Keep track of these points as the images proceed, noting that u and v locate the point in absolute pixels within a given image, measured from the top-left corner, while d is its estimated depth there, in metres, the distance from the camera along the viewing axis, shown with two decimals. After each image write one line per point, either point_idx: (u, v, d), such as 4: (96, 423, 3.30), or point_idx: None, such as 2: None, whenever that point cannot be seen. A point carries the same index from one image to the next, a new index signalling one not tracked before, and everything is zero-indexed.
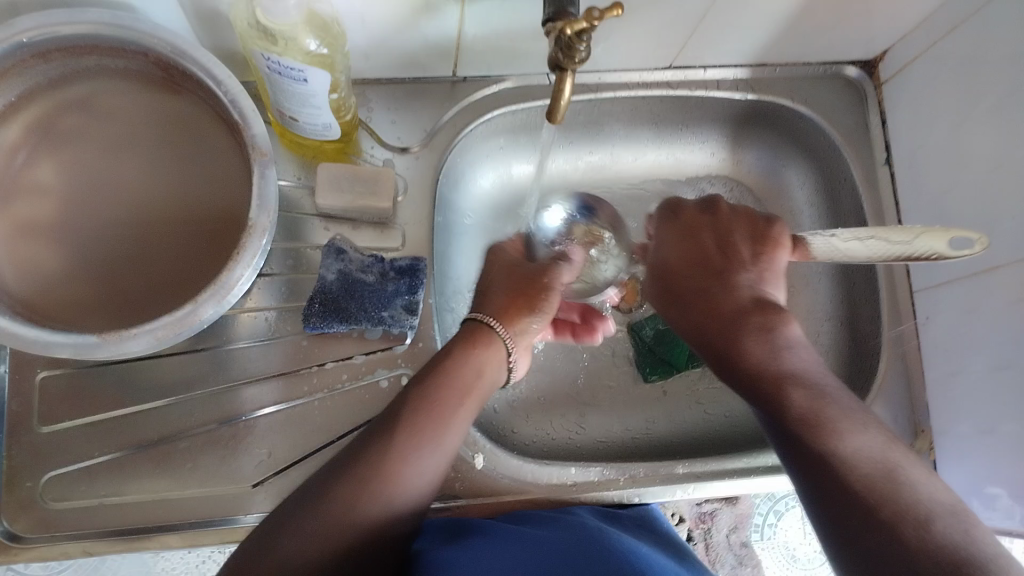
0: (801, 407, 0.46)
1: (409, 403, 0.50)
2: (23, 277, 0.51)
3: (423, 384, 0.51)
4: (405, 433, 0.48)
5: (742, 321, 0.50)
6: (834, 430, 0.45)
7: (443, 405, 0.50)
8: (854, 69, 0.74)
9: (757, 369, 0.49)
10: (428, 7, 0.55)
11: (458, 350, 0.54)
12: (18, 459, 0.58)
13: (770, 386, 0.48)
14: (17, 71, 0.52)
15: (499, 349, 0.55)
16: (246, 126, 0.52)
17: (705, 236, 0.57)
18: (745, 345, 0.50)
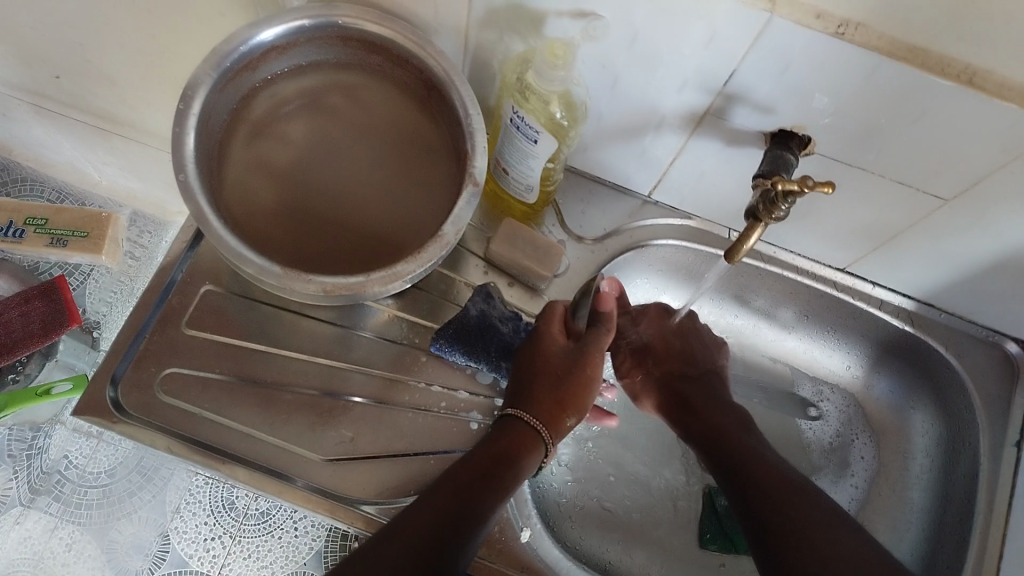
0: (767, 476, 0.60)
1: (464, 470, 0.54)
2: (241, 198, 0.59)
3: (484, 452, 0.55)
4: (466, 493, 0.52)
5: (721, 420, 0.69)
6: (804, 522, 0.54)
7: (501, 473, 0.54)
8: (1015, 345, 0.73)
9: (730, 443, 0.65)
10: (659, 129, 0.61)
11: (502, 437, 0.58)
12: (156, 345, 0.65)
13: (737, 455, 0.64)
14: (318, 43, 0.61)
15: (541, 447, 0.59)
16: (472, 158, 0.59)
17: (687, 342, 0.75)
18: (730, 434, 0.67)
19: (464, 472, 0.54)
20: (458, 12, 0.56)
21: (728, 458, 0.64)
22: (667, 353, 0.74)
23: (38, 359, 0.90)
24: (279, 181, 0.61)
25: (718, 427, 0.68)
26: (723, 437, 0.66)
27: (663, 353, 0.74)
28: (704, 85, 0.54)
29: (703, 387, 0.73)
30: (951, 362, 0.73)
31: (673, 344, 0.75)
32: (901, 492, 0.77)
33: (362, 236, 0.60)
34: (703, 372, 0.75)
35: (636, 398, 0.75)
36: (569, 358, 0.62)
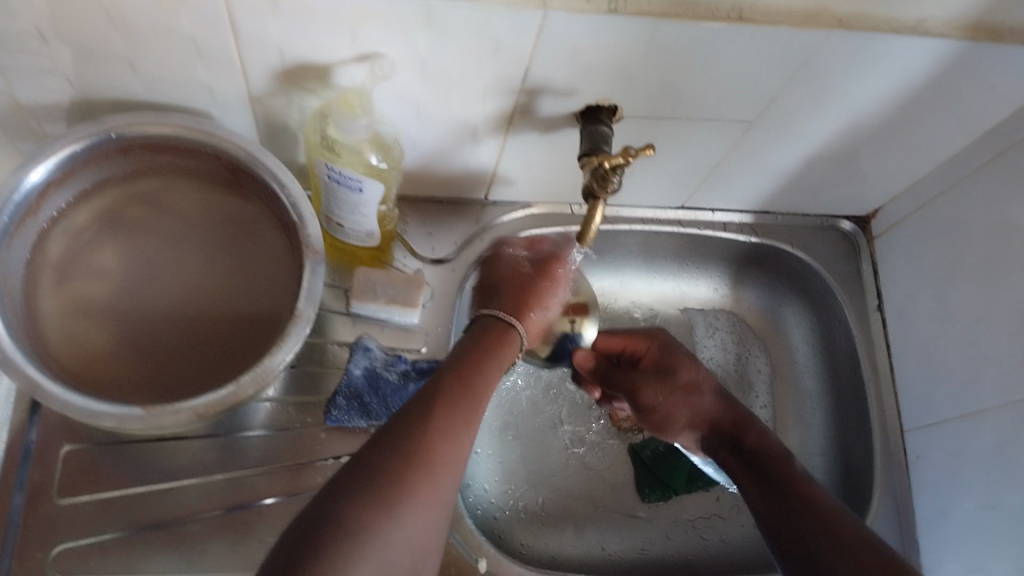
0: (800, 476, 0.57)
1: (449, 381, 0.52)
2: (71, 350, 0.54)
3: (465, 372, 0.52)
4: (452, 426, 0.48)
5: (752, 418, 0.63)
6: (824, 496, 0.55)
7: (478, 392, 0.52)
8: (849, 223, 0.80)
9: (761, 447, 0.60)
10: (475, 138, 0.61)
11: (475, 389, 0.53)
12: (33, 530, 0.59)
13: (771, 454, 0.59)
14: (97, 161, 0.57)
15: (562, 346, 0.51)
16: (303, 227, 0.57)
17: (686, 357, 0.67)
18: (766, 435, 0.61)
19: (451, 391, 0.51)
20: (238, 89, 0.54)
21: (761, 459, 0.59)
22: (672, 363, 0.66)
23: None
24: (105, 317, 0.56)
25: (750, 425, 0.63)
26: (760, 438, 0.61)
27: (666, 362, 0.67)
28: (505, 87, 0.54)
29: (725, 399, 0.65)
30: (799, 256, 0.79)
31: (681, 354, 0.67)
32: (798, 385, 0.82)
33: (217, 342, 0.57)
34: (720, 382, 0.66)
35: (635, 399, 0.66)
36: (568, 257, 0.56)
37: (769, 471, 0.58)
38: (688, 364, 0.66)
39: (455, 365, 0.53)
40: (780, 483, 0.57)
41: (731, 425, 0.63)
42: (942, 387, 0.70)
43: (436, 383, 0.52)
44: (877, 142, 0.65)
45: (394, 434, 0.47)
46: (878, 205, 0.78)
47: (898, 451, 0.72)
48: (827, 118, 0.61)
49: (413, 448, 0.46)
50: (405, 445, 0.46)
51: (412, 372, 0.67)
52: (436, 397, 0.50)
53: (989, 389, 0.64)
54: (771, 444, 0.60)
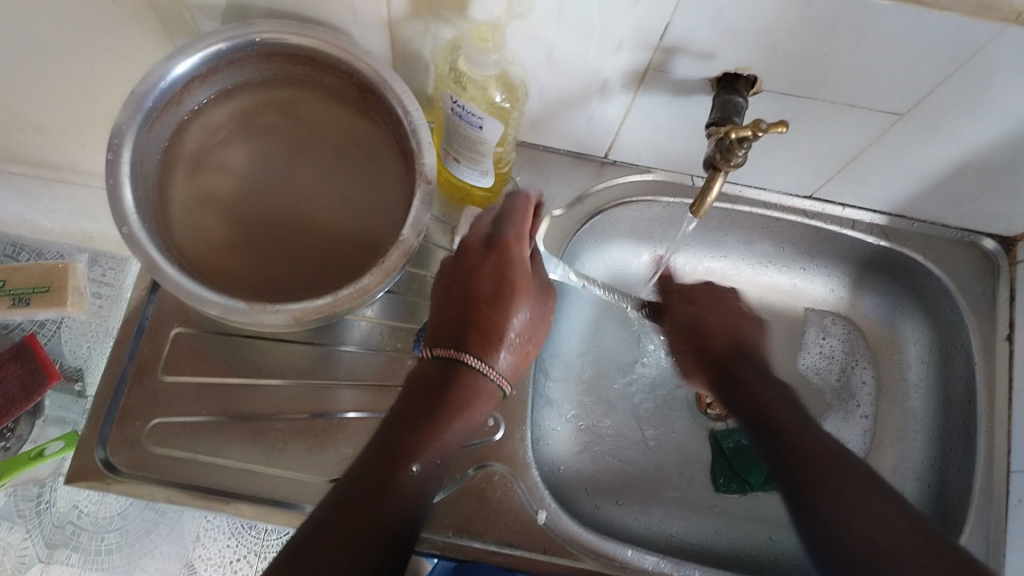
0: (802, 447, 0.53)
1: (400, 445, 0.50)
2: (191, 237, 0.58)
3: (423, 429, 0.50)
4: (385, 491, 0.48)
5: (755, 375, 0.61)
6: (820, 451, 0.53)
7: (426, 454, 0.50)
8: (992, 243, 0.74)
9: (768, 412, 0.57)
10: (604, 91, 0.60)
11: (446, 401, 0.51)
12: (135, 399, 0.64)
13: (763, 405, 0.58)
14: (240, 63, 0.59)
15: (494, 394, 0.54)
16: (419, 154, 0.57)
17: (703, 292, 0.69)
18: (756, 388, 0.59)
19: (396, 470, 0.49)
20: (380, 9, 0.55)
21: (765, 425, 0.57)
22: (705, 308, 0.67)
23: (27, 419, 0.83)
24: (227, 212, 0.59)
25: (758, 392, 0.59)
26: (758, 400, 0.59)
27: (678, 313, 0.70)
28: (641, 40, 0.52)
29: (733, 349, 0.64)
30: (931, 269, 0.74)
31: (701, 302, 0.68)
32: (905, 405, 0.77)
33: (321, 254, 0.59)
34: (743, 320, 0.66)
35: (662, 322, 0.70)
36: (518, 285, 0.54)
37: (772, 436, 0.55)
38: (714, 311, 0.67)
39: (412, 424, 0.51)
40: (790, 455, 0.53)
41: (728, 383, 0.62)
42: None
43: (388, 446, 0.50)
44: None
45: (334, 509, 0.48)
46: None
47: (998, 491, 0.68)
48: (984, 121, 0.56)
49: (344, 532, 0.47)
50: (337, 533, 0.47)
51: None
52: (382, 467, 0.49)
53: None
54: (765, 403, 0.58)
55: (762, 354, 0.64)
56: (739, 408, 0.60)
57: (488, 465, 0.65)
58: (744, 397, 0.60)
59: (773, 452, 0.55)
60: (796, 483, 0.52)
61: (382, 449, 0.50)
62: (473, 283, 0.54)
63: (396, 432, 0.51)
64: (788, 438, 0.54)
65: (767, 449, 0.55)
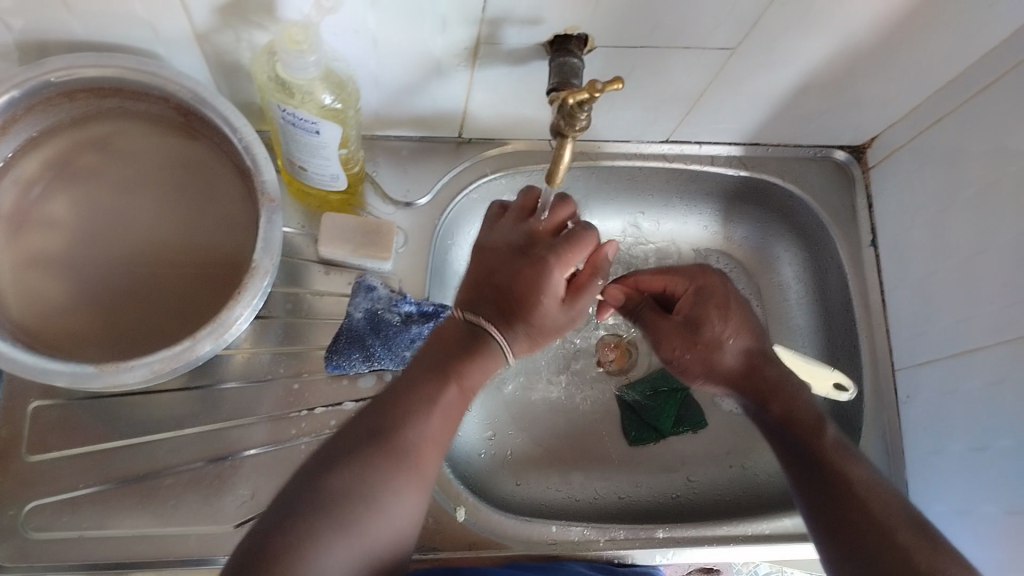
0: (878, 509, 0.53)
1: (446, 358, 0.50)
2: (25, 305, 0.53)
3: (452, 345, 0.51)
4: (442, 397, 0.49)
5: (781, 375, 0.63)
6: (854, 466, 0.56)
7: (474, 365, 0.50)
8: (843, 154, 0.77)
9: (832, 449, 0.57)
10: (441, 72, 0.58)
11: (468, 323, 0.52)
12: (4, 487, 0.58)
13: (798, 422, 0.60)
14: (40, 106, 0.53)
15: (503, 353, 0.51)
16: (258, 172, 0.54)
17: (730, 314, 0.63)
18: (790, 396, 0.61)
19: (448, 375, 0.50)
20: (181, 25, 0.50)
21: (819, 474, 0.56)
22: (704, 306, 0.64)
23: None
24: (60, 270, 0.54)
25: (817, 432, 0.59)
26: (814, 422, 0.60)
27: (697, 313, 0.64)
28: (464, 16, 0.51)
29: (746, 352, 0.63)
30: (791, 189, 0.76)
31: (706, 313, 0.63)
32: (790, 321, 0.79)
33: (173, 295, 0.55)
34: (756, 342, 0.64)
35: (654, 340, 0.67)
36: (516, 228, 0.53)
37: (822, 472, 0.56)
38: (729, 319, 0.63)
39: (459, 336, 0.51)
40: (851, 498, 0.54)
41: (802, 434, 0.59)
42: (932, 324, 0.68)
43: (436, 364, 0.50)
44: (868, 65, 0.62)
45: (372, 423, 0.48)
46: (874, 133, 0.74)
47: (888, 390, 0.71)
48: (814, 42, 0.57)
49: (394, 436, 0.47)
50: (383, 443, 0.47)
51: (415, 314, 0.66)
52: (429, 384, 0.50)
53: (981, 327, 0.62)
54: (845, 467, 0.56)
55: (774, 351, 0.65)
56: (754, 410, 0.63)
57: None
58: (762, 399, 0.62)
59: (829, 491, 0.55)
60: (849, 519, 0.54)
61: (429, 364, 0.50)
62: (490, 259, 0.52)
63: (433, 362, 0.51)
64: (831, 464, 0.56)
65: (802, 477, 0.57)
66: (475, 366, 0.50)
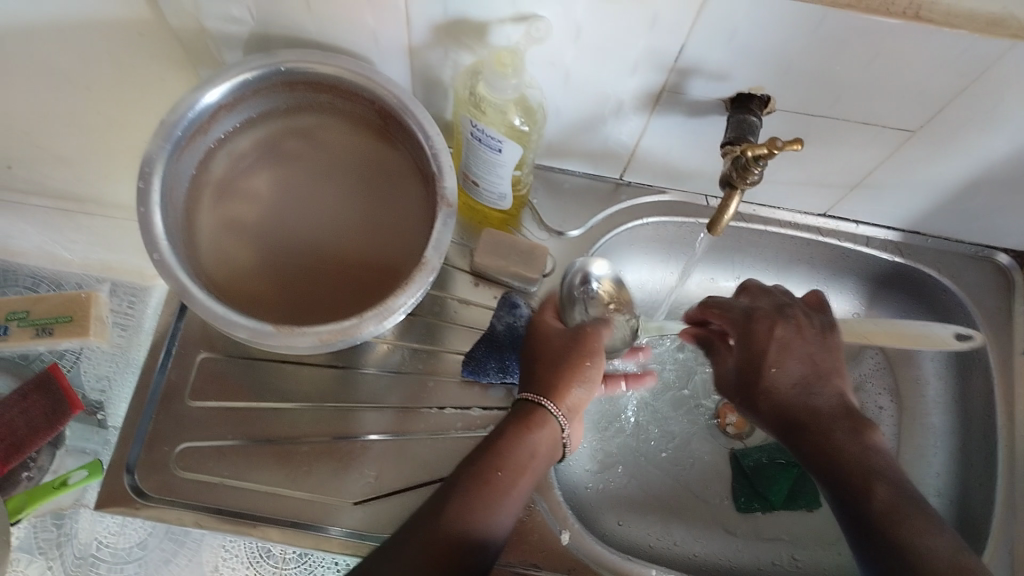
0: None
1: (479, 482, 0.52)
2: (218, 264, 0.59)
3: (492, 458, 0.53)
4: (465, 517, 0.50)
5: (834, 424, 0.59)
6: (912, 527, 0.51)
7: (499, 490, 0.52)
8: (1006, 257, 0.75)
9: (879, 515, 0.52)
10: (620, 114, 0.61)
11: (514, 432, 0.55)
12: (163, 424, 0.64)
13: (850, 475, 0.55)
14: (265, 93, 0.60)
15: (552, 427, 0.57)
16: (441, 178, 0.59)
17: (789, 341, 0.62)
18: (843, 449, 0.57)
19: (477, 486, 0.52)
20: (401, 38, 0.56)
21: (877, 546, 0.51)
22: (761, 346, 0.62)
23: (47, 449, 0.71)
24: (253, 238, 0.60)
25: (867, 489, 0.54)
26: (863, 476, 0.55)
27: (755, 342, 0.63)
28: (656, 64, 0.54)
29: (807, 396, 0.60)
30: (945, 284, 0.74)
31: (767, 330, 0.62)
32: (924, 420, 0.77)
33: (342, 277, 0.59)
34: (812, 371, 0.61)
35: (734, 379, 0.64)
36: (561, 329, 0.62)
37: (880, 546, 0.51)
38: (781, 348, 0.62)
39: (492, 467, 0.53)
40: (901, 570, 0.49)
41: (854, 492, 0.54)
42: None
43: (469, 490, 0.51)
44: None
45: (401, 538, 0.49)
46: None
47: (1022, 505, 0.68)
48: (995, 135, 0.57)
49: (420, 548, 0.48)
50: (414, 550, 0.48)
51: None
52: (459, 501, 0.50)
53: None
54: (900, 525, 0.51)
55: (840, 396, 0.61)
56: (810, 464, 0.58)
57: None
58: (815, 454, 0.58)
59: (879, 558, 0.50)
60: None
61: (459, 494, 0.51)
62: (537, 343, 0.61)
63: (476, 460, 0.53)
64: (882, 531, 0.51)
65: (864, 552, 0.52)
66: (520, 459, 0.54)
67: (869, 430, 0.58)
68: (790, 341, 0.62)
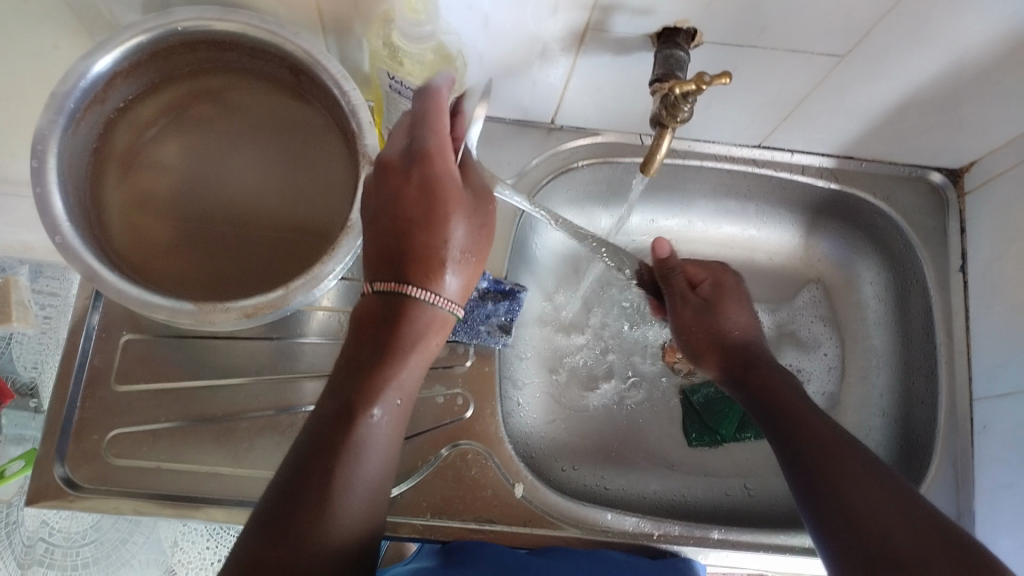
0: (857, 484, 0.49)
1: (356, 410, 0.46)
2: (133, 242, 0.55)
3: (367, 376, 0.47)
4: (347, 456, 0.46)
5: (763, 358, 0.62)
6: (820, 429, 0.54)
7: (378, 411, 0.47)
8: (939, 175, 0.75)
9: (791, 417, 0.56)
10: (545, 54, 0.58)
11: (397, 332, 0.47)
12: (91, 412, 0.62)
13: (773, 395, 0.58)
14: (164, 55, 0.56)
15: (442, 319, 0.48)
16: (361, 135, 0.56)
17: (733, 301, 0.65)
18: (777, 381, 0.60)
19: (356, 420, 0.46)
20: None
21: (845, 524, 0.48)
22: (722, 294, 0.65)
23: None
24: (167, 212, 0.57)
25: (833, 464, 0.51)
26: (815, 438, 0.53)
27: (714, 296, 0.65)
28: (578, 0, 0.51)
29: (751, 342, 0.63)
30: (881, 208, 0.75)
31: (724, 285, 0.66)
32: (864, 342, 0.79)
33: (265, 245, 0.57)
34: (753, 326, 0.65)
35: (683, 318, 0.65)
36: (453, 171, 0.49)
37: (845, 518, 0.48)
38: (734, 303, 0.65)
39: (353, 425, 0.46)
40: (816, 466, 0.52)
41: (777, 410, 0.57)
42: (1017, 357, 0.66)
43: (339, 436, 0.46)
44: (977, 85, 0.60)
45: (284, 491, 0.45)
46: (973, 158, 0.72)
47: (962, 419, 0.69)
48: (923, 54, 0.56)
49: (303, 502, 0.45)
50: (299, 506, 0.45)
51: (491, 290, 0.67)
52: (337, 438, 0.46)
53: None
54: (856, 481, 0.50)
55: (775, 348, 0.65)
56: (751, 397, 0.60)
57: (460, 443, 0.64)
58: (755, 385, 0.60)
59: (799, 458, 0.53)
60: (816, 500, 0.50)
61: (319, 468, 0.45)
62: (405, 189, 0.47)
63: (353, 383, 0.47)
64: (844, 509, 0.48)
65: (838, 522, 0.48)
66: (406, 372, 0.48)
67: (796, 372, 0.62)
68: (735, 300, 0.65)
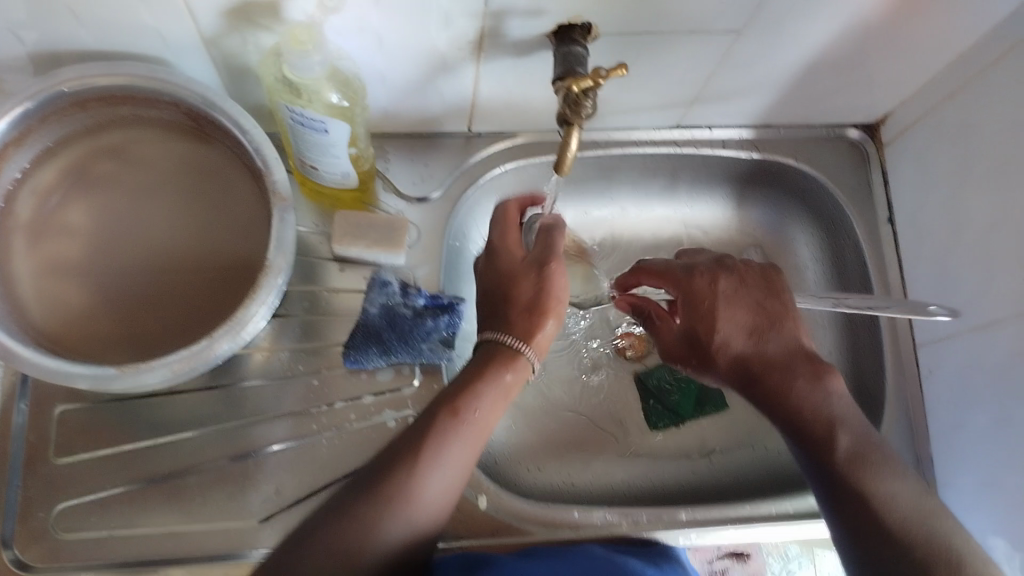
0: (887, 515, 0.52)
1: (453, 413, 0.52)
2: (48, 313, 0.53)
3: (467, 395, 0.53)
4: (447, 447, 0.51)
5: (791, 372, 0.59)
6: (875, 470, 0.54)
7: (473, 424, 0.53)
8: (856, 131, 0.76)
9: (845, 461, 0.54)
10: (446, 65, 0.58)
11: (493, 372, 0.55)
12: (35, 490, 0.60)
13: (813, 428, 0.56)
14: (54, 119, 0.54)
15: (522, 368, 0.56)
16: (269, 172, 0.54)
17: (737, 294, 0.62)
18: (795, 390, 0.58)
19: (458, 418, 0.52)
20: (188, 32, 0.51)
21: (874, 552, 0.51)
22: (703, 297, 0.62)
23: None
24: (81, 276, 0.55)
25: (861, 501, 0.53)
26: (848, 475, 0.54)
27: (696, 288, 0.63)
28: (466, 11, 0.51)
29: (761, 347, 0.60)
30: (804, 171, 0.75)
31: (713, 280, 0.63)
32: (808, 303, 0.79)
33: (188, 294, 0.56)
34: (760, 318, 0.61)
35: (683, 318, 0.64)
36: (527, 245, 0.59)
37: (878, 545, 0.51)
38: (728, 297, 0.62)
39: (454, 422, 0.52)
40: (862, 507, 0.53)
41: (819, 442, 0.56)
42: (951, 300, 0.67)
43: (439, 432, 0.51)
44: (876, 42, 0.61)
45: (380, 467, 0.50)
46: (886, 111, 0.73)
47: (909, 368, 0.70)
48: (818, 21, 0.57)
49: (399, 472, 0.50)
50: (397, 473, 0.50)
51: (430, 307, 0.65)
52: (438, 434, 0.51)
53: (1002, 300, 0.61)
54: (881, 516, 0.52)
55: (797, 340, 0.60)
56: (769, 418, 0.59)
57: None
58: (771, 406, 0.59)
59: (837, 490, 0.54)
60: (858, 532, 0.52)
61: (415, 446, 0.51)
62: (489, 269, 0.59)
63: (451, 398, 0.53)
64: (871, 534, 0.52)
65: (853, 535, 0.52)
66: (493, 405, 0.54)
67: (828, 373, 0.58)
68: (731, 291, 0.62)
